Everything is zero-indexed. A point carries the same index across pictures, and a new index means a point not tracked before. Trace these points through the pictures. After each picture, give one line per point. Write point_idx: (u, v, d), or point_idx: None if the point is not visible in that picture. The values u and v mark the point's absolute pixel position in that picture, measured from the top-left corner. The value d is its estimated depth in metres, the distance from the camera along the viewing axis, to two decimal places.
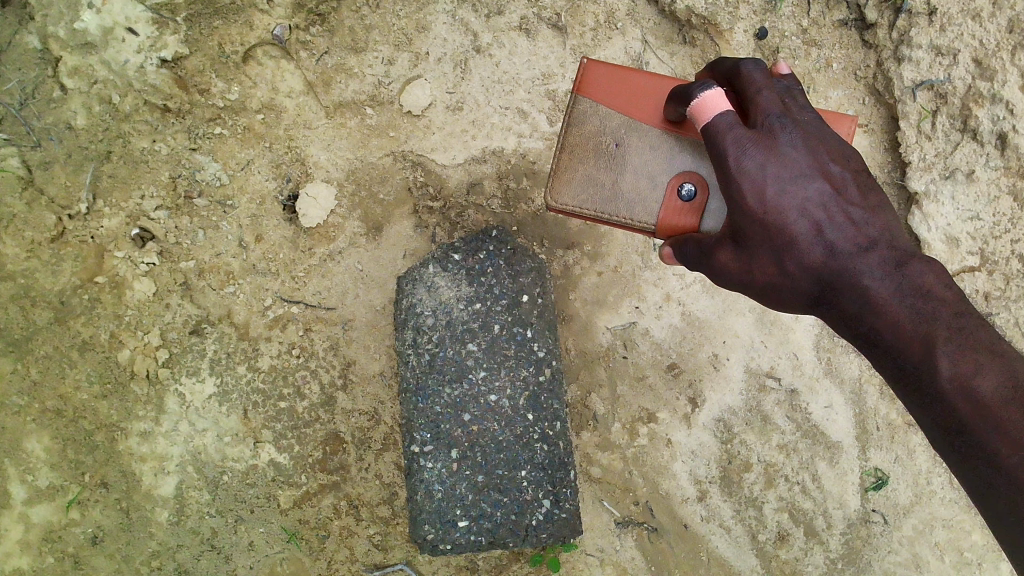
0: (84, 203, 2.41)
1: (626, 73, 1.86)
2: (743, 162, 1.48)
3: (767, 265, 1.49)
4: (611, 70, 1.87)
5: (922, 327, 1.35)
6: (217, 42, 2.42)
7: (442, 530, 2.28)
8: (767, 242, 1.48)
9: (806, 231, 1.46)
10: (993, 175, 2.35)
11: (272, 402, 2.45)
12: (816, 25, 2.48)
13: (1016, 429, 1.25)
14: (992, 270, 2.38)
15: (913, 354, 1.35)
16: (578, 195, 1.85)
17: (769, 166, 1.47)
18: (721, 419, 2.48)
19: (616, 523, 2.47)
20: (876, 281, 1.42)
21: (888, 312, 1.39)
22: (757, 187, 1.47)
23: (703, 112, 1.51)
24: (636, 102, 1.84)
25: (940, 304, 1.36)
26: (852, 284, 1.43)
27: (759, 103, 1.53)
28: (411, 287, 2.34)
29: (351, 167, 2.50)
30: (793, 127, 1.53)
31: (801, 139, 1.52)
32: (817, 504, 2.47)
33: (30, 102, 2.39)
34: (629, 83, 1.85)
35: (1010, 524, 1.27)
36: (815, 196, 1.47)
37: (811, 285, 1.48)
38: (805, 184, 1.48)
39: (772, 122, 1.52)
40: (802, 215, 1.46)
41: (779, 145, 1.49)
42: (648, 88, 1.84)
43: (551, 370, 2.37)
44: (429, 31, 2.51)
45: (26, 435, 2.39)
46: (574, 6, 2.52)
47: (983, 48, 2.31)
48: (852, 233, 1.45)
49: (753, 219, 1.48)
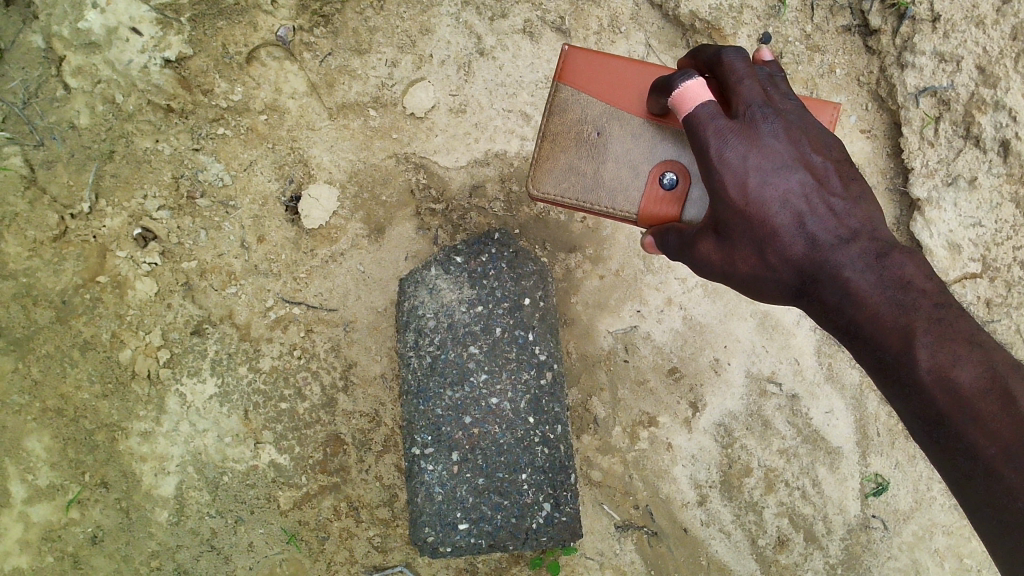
0: (86, 203, 2.41)
1: (608, 62, 1.86)
2: (724, 154, 1.49)
3: (749, 257, 1.51)
4: (593, 58, 1.87)
5: (902, 319, 1.36)
6: (221, 43, 2.43)
7: (442, 532, 2.29)
8: (749, 234, 1.49)
9: (788, 222, 1.47)
10: (995, 182, 2.34)
11: (274, 403, 2.45)
12: (820, 31, 2.49)
13: (993, 419, 1.26)
14: (994, 277, 2.37)
15: (892, 346, 1.36)
16: (559, 184, 1.86)
17: (751, 156, 1.48)
18: (721, 424, 2.48)
19: (616, 527, 2.47)
20: (857, 273, 1.42)
21: (868, 303, 1.40)
22: (739, 178, 1.48)
23: (684, 103, 1.54)
24: (618, 91, 1.84)
25: (920, 295, 1.37)
26: (832, 276, 1.44)
27: (741, 92, 1.54)
28: (414, 289, 2.36)
29: (353, 169, 2.50)
30: (775, 116, 1.54)
31: (783, 128, 1.52)
32: (818, 509, 2.47)
33: (34, 101, 2.39)
34: (610, 73, 1.86)
35: (988, 517, 1.28)
36: (796, 187, 1.49)
37: (792, 277, 1.49)
38: (787, 175, 1.49)
39: (754, 113, 1.53)
40: (783, 206, 1.47)
41: (761, 136, 1.50)
42: (631, 77, 1.84)
43: (553, 374, 2.37)
44: (433, 33, 2.51)
45: (27, 434, 2.39)
46: (578, 9, 2.52)
47: (986, 55, 2.31)
48: (833, 224, 1.46)
49: (735, 211, 1.49)
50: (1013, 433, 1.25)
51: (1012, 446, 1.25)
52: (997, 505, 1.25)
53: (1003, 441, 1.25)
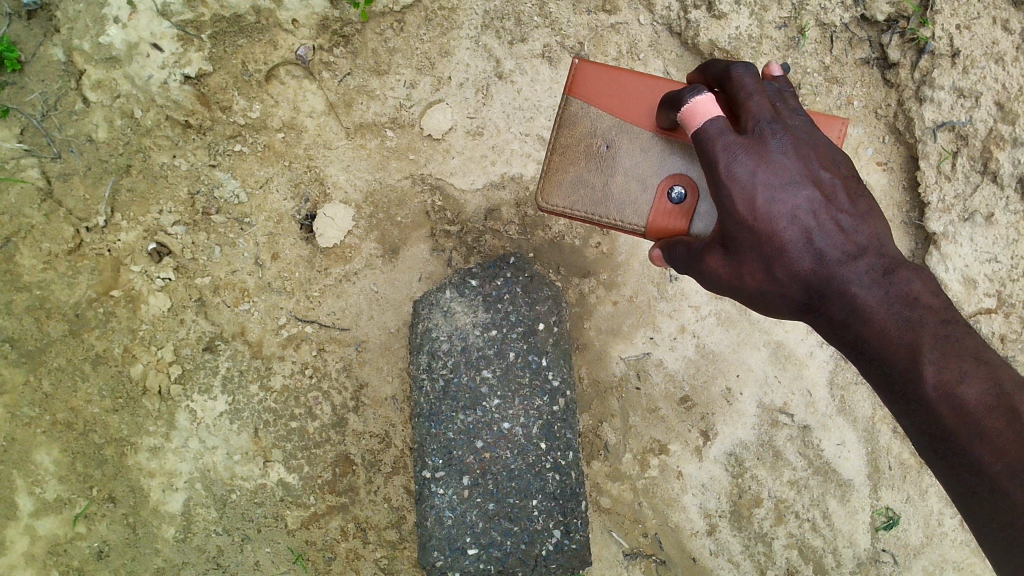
0: (102, 216, 2.42)
1: (618, 75, 1.87)
2: (733, 169, 1.48)
3: (756, 272, 1.49)
4: (604, 71, 1.87)
5: (908, 334, 1.36)
6: (240, 61, 2.43)
7: (451, 557, 2.28)
8: (757, 249, 1.48)
9: (795, 238, 1.46)
10: (1012, 219, 2.35)
11: (284, 422, 2.45)
12: (838, 63, 2.48)
13: (999, 436, 1.25)
14: (1009, 312, 2.37)
15: (898, 362, 1.35)
16: (568, 196, 1.86)
17: (760, 173, 1.48)
18: (732, 454, 2.48)
19: (624, 555, 2.46)
20: (865, 288, 1.42)
21: (875, 319, 1.40)
22: (747, 194, 1.47)
23: (693, 118, 1.53)
24: (629, 104, 1.84)
25: (926, 312, 1.36)
26: (842, 292, 1.44)
27: (749, 108, 1.54)
28: (428, 312, 2.37)
29: (369, 190, 2.51)
30: (784, 133, 1.53)
31: (792, 144, 1.52)
32: (827, 542, 2.46)
33: (52, 113, 2.39)
34: (621, 86, 1.86)
35: (994, 533, 1.27)
36: (804, 204, 1.47)
37: (799, 292, 1.48)
38: (794, 191, 1.47)
39: (762, 128, 1.52)
40: (791, 223, 1.46)
41: (769, 151, 1.50)
42: (641, 91, 1.84)
43: (565, 400, 2.37)
44: (452, 55, 2.51)
45: (36, 447, 2.38)
46: (597, 35, 2.53)
47: (1006, 92, 2.31)
48: (841, 241, 1.45)
49: (743, 226, 1.48)
50: (1019, 450, 1.24)
51: (1018, 463, 1.24)
52: (1001, 520, 1.25)
53: (1009, 457, 1.25)
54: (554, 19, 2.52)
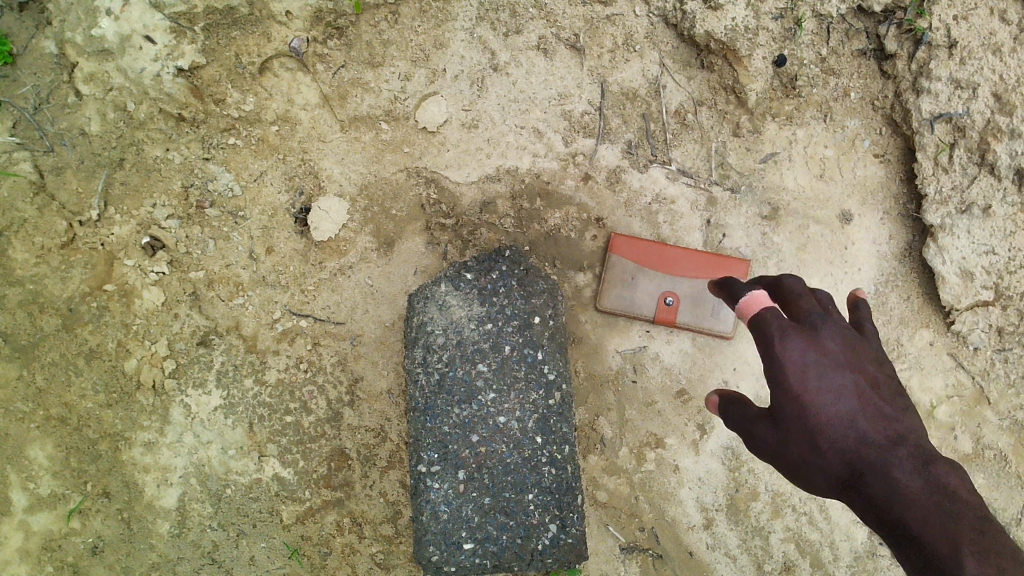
0: (95, 210, 2.40)
1: (645, 246, 2.45)
2: (783, 346, 1.44)
3: (801, 447, 1.41)
4: (632, 254, 2.45)
5: (949, 526, 1.22)
6: (233, 53, 2.40)
7: (447, 552, 2.26)
8: (800, 421, 1.41)
9: (838, 416, 1.39)
10: (1009, 211, 2.31)
11: (279, 416, 2.44)
12: (835, 54, 2.45)
13: None
14: (1006, 305, 2.35)
15: (938, 549, 1.21)
16: (619, 306, 2.45)
17: (810, 352, 1.44)
18: (728, 447, 2.47)
19: (620, 549, 2.47)
20: (906, 474, 1.30)
21: (917, 504, 1.26)
22: (795, 368, 1.42)
23: (747, 307, 1.57)
24: (655, 260, 2.45)
25: (965, 504, 1.24)
26: (881, 474, 1.32)
27: (803, 303, 1.53)
28: (423, 305, 2.30)
29: (364, 182, 2.50)
30: (836, 322, 1.50)
31: (843, 333, 1.49)
32: (824, 536, 2.46)
33: (44, 106, 2.37)
34: (648, 253, 2.45)
35: None
36: (850, 386, 1.42)
37: (840, 470, 1.37)
38: (841, 372, 1.43)
39: (815, 318, 1.50)
40: (840, 401, 1.40)
41: (822, 336, 1.46)
42: (662, 258, 2.44)
43: (562, 394, 2.35)
44: (447, 47, 2.49)
45: (29, 443, 2.36)
46: (593, 26, 2.49)
47: (1003, 83, 2.27)
48: (882, 424, 1.37)
49: (790, 397, 1.42)
50: None
51: None
52: None
53: None
54: (550, 10, 2.48)
